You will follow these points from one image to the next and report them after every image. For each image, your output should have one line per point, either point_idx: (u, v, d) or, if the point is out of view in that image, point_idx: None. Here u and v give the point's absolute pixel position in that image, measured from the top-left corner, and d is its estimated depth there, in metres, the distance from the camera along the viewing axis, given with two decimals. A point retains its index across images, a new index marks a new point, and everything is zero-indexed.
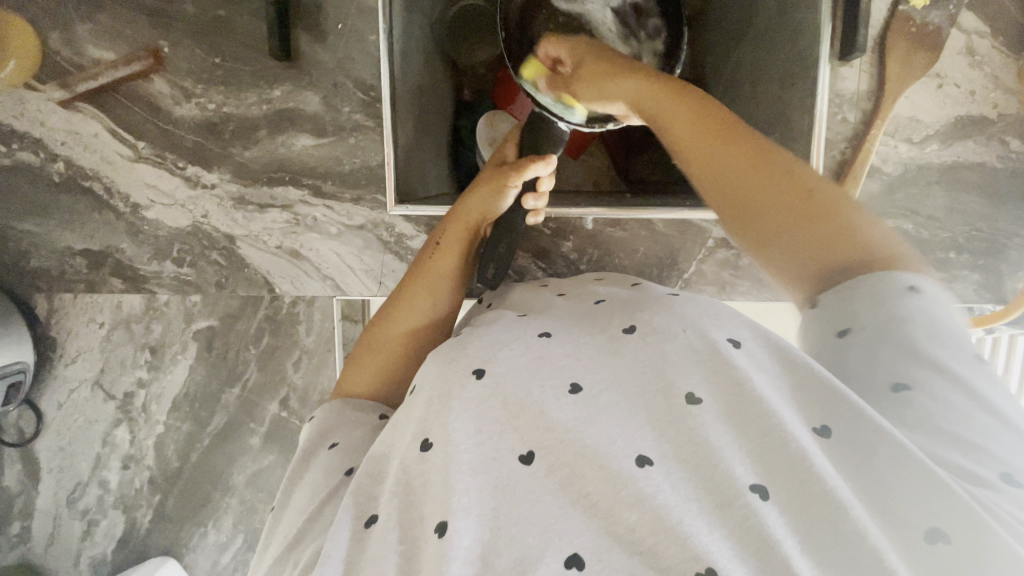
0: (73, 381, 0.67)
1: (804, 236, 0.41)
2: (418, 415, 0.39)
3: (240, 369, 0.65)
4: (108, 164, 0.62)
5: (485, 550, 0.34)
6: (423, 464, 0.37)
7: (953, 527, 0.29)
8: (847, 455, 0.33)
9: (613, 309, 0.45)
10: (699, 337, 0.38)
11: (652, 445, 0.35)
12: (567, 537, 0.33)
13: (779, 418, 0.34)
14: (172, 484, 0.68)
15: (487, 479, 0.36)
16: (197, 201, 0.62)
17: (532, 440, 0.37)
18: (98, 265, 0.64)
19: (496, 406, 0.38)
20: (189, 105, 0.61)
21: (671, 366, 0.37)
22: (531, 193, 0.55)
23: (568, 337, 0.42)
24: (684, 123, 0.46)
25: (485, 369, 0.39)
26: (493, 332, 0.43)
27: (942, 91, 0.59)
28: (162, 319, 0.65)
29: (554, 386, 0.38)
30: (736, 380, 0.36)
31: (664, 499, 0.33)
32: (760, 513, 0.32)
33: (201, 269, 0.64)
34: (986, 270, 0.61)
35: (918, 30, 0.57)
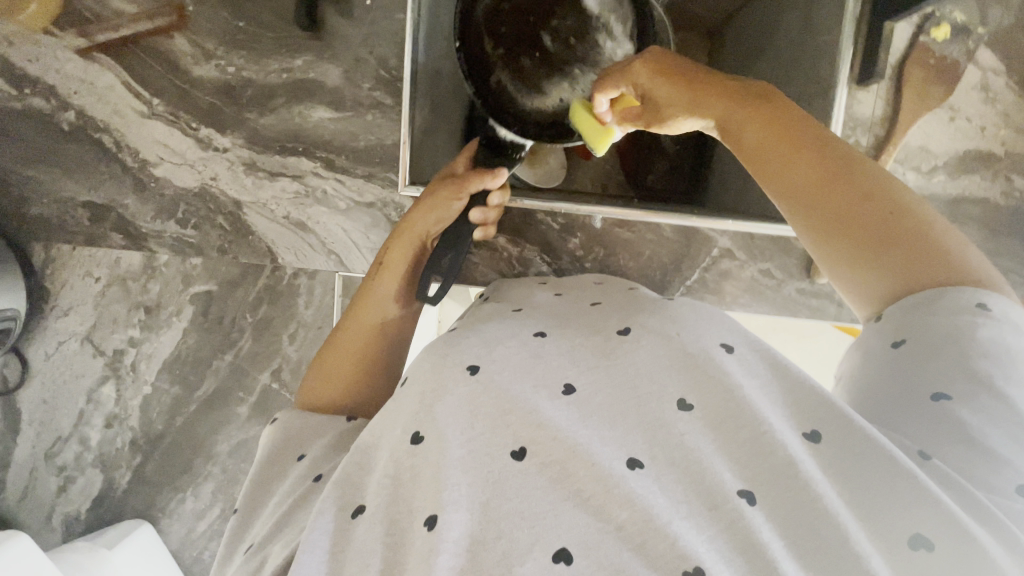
0: (63, 333, 0.66)
1: (882, 251, 0.39)
2: (410, 407, 0.39)
3: (234, 337, 0.65)
4: (121, 117, 0.61)
5: (474, 543, 0.33)
6: (414, 458, 0.37)
7: (937, 535, 0.30)
8: (835, 462, 0.34)
9: (610, 311, 0.46)
10: (691, 343, 0.39)
11: (642, 449, 0.36)
12: (557, 529, 0.33)
13: (766, 423, 0.35)
14: (155, 447, 0.67)
15: (477, 473, 0.35)
16: (207, 162, 0.62)
17: (523, 435, 0.36)
18: (100, 218, 0.63)
19: (488, 403, 0.37)
20: (209, 66, 0.60)
21: (662, 372, 0.38)
22: (479, 206, 0.53)
23: (562, 337, 0.42)
24: (772, 149, 0.42)
25: (479, 365, 0.39)
26: (489, 329, 0.43)
27: (953, 124, 0.60)
28: (159, 280, 0.64)
29: (547, 386, 0.38)
30: (726, 385, 0.37)
31: (653, 501, 0.33)
32: (747, 515, 0.32)
33: (204, 232, 0.63)
34: None
35: (935, 63, 0.58)
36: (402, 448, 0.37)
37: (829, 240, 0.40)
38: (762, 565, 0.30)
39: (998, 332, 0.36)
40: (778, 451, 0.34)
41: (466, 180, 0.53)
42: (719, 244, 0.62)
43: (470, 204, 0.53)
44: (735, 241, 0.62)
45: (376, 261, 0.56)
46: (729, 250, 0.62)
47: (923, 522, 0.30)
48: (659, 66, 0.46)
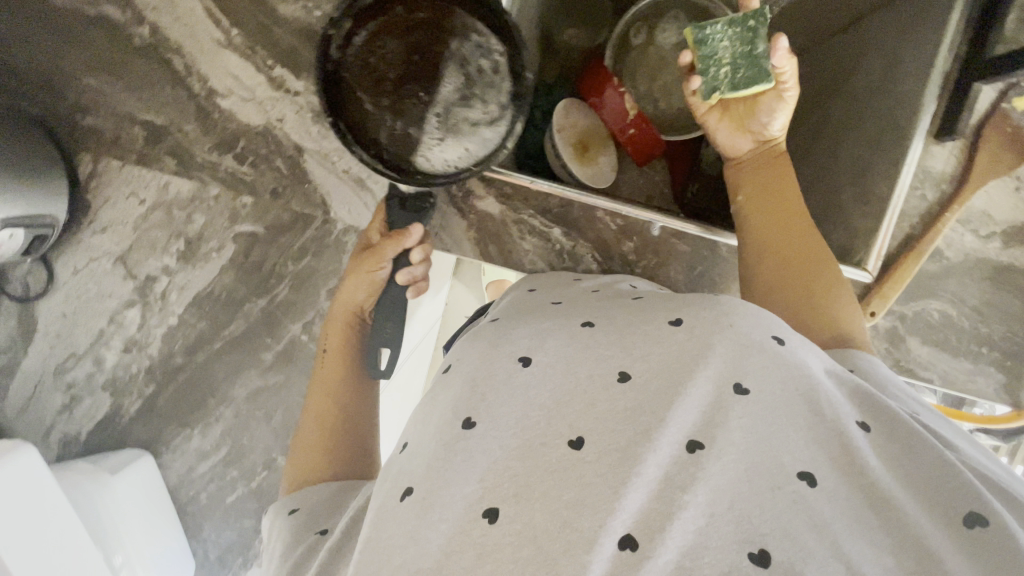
0: (96, 250, 0.64)
1: (803, 289, 0.48)
2: (460, 399, 0.40)
3: (272, 283, 0.64)
4: (196, 41, 0.60)
5: (535, 535, 0.33)
6: (467, 442, 0.37)
7: (986, 512, 0.32)
8: (881, 454, 0.36)
9: (656, 304, 0.44)
10: (744, 333, 0.39)
11: (703, 429, 0.35)
12: (622, 515, 0.33)
13: (822, 414, 0.36)
14: (170, 380, 0.66)
15: (537, 461, 0.35)
16: (277, 103, 0.61)
17: (581, 424, 0.36)
18: (156, 140, 0.62)
19: (543, 393, 0.38)
20: (296, 7, 0.59)
21: (720, 357, 0.37)
22: (403, 269, 0.55)
23: (608, 326, 0.43)
24: (779, 180, 0.54)
25: (531, 359, 0.41)
26: (537, 322, 0.45)
27: (1018, 194, 0.61)
28: (206, 212, 0.63)
29: (602, 374, 0.39)
30: (782, 374, 0.37)
31: (716, 483, 0.33)
32: (807, 496, 0.33)
33: (260, 172, 0.62)
34: (1012, 372, 0.62)
35: (1013, 130, 0.59)
36: (456, 437, 0.38)
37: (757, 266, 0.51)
38: (830, 543, 0.31)
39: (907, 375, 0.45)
40: (832, 437, 0.35)
41: (380, 248, 0.55)
42: None
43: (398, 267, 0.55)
44: None
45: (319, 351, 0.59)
46: None
47: (973, 501, 0.32)
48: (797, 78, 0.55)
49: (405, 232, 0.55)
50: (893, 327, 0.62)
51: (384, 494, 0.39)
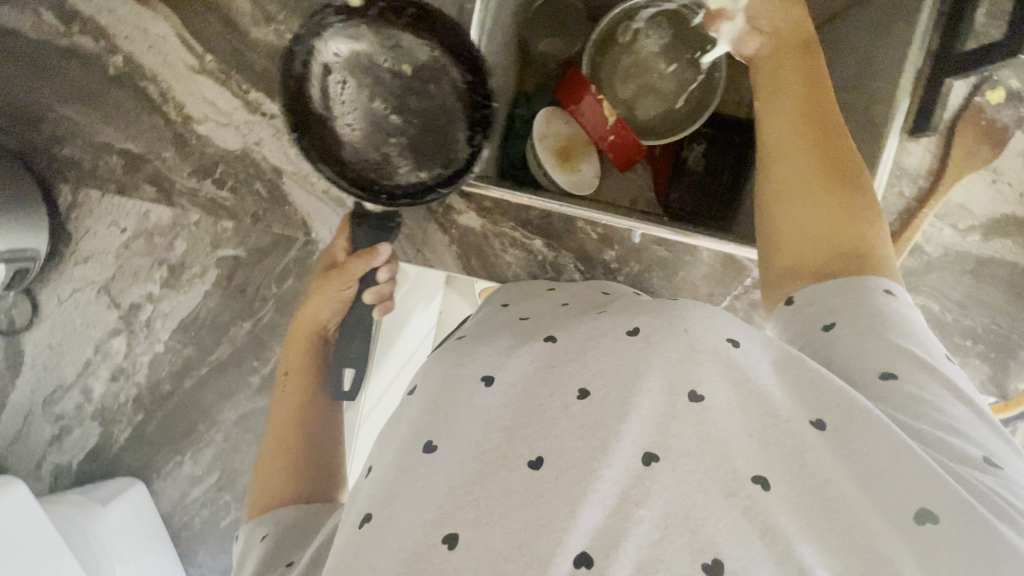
0: (80, 281, 0.64)
1: (839, 221, 0.44)
2: (421, 422, 0.39)
3: (256, 306, 0.64)
4: (169, 69, 0.60)
5: (500, 559, 0.33)
6: (426, 467, 0.36)
7: (939, 510, 0.32)
8: (844, 449, 0.35)
9: (617, 313, 0.42)
10: (698, 338, 0.37)
11: (656, 442, 0.35)
12: (577, 534, 0.33)
13: (778, 416, 0.35)
14: (159, 407, 0.66)
15: (497, 484, 0.35)
16: (253, 126, 0.61)
17: (540, 444, 0.36)
18: (135, 169, 0.62)
19: (503, 416, 0.38)
20: (268, 30, 0.59)
21: (671, 366, 0.37)
22: (370, 288, 0.56)
23: (570, 339, 0.41)
24: (792, 114, 0.48)
25: (494, 377, 0.40)
26: (503, 341, 0.44)
27: (995, 186, 0.61)
28: (187, 238, 0.63)
29: (561, 393, 0.38)
30: (736, 377, 0.36)
31: (669, 496, 0.34)
32: (759, 504, 0.34)
33: (240, 197, 0.62)
34: (997, 363, 0.63)
35: (986, 124, 0.59)
36: (416, 462, 0.37)
37: (778, 204, 0.46)
38: (781, 548, 0.33)
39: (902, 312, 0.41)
40: (785, 437, 0.35)
41: (348, 268, 0.56)
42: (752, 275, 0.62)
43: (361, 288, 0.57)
44: None
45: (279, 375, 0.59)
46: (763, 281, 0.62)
47: (926, 498, 0.32)
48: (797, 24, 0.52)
49: (371, 253, 0.56)
50: None
51: (349, 522, 0.38)
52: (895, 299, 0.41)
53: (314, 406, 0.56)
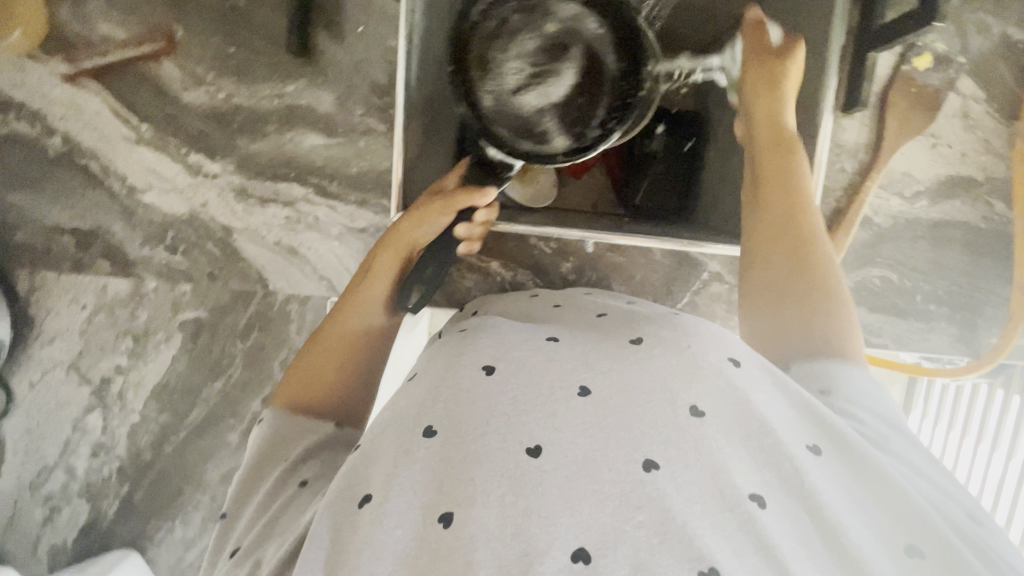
0: (48, 362, 0.64)
1: (792, 294, 0.46)
2: (422, 404, 0.40)
3: (224, 364, 0.64)
4: (108, 143, 0.61)
5: (492, 540, 0.33)
6: (426, 451, 0.37)
7: (925, 543, 0.33)
8: (835, 478, 0.36)
9: (619, 325, 0.46)
10: (702, 356, 0.39)
11: (657, 450, 0.35)
12: (575, 530, 0.33)
13: (779, 433, 0.37)
14: (143, 475, 0.66)
15: (492, 466, 0.36)
16: (197, 189, 0.61)
17: (538, 432, 0.37)
18: (87, 245, 0.62)
19: (504, 401, 0.38)
20: (198, 92, 0.60)
21: (676, 379, 0.38)
22: (465, 223, 0.54)
23: (573, 342, 0.43)
24: (766, 150, 0.52)
25: (496, 367, 0.41)
26: (506, 332, 0.45)
27: (935, 150, 0.61)
28: (147, 307, 0.63)
29: (562, 387, 0.39)
30: (736, 395, 0.38)
31: (669, 502, 0.34)
32: (758, 520, 0.34)
33: (194, 259, 0.62)
34: (964, 322, 0.64)
35: (918, 90, 0.60)
36: (414, 445, 0.38)
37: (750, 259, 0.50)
38: (777, 562, 0.32)
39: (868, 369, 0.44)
40: (782, 454, 0.36)
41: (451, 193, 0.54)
42: (709, 268, 0.64)
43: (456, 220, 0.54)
44: (724, 265, 0.64)
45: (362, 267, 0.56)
46: (719, 274, 0.64)
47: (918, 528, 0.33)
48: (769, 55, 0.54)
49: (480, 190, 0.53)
50: None
51: (341, 484, 0.39)
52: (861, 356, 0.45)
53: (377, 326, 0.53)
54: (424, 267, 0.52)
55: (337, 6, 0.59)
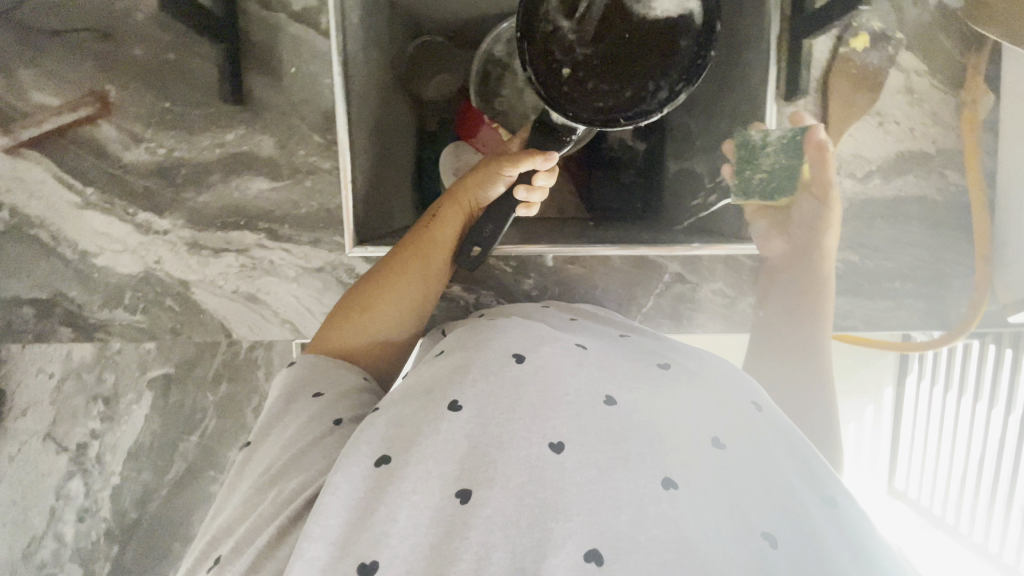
0: (23, 434, 0.64)
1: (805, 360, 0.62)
2: (449, 380, 0.42)
3: (198, 417, 0.64)
4: (55, 211, 0.60)
5: (506, 525, 0.35)
6: (451, 423, 0.38)
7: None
8: (837, 533, 0.38)
9: (643, 346, 0.49)
10: (727, 395, 0.44)
11: (678, 472, 0.38)
12: (592, 531, 0.34)
13: (788, 480, 0.40)
14: (131, 535, 0.66)
15: (516, 453, 0.37)
16: (150, 246, 0.61)
17: (564, 431, 0.38)
18: (48, 314, 0.62)
19: (531, 392, 0.40)
20: (139, 150, 0.59)
21: (701, 412, 0.41)
22: (524, 185, 0.53)
23: (601, 352, 0.46)
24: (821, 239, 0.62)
25: (525, 356, 0.43)
26: (530, 325, 0.47)
27: (884, 128, 0.61)
28: (115, 369, 0.64)
29: (591, 394, 0.41)
30: (753, 435, 0.41)
31: (685, 522, 0.35)
32: (767, 555, 0.36)
33: (154, 316, 0.63)
34: (931, 297, 0.63)
35: (858, 71, 0.60)
36: (439, 417, 0.39)
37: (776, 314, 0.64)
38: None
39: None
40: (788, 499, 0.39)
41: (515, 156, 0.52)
42: (669, 269, 0.64)
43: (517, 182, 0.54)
44: (684, 265, 0.64)
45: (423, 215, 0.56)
46: (680, 273, 0.64)
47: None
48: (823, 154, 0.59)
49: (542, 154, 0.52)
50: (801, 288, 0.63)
51: (369, 434, 0.39)
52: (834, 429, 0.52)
53: (435, 281, 0.55)
54: (482, 226, 0.54)
55: (267, 50, 0.58)
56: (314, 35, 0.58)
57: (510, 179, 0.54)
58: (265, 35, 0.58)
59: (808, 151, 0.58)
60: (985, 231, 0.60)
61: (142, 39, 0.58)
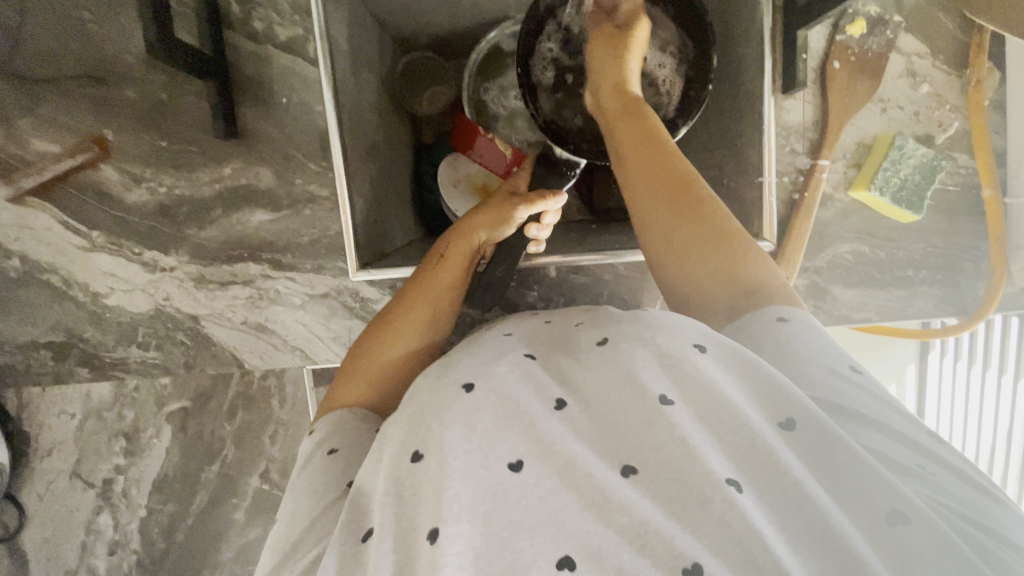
0: (51, 473, 0.66)
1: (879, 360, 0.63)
2: (404, 431, 0.36)
3: (217, 447, 0.65)
4: (64, 256, 0.62)
5: (478, 559, 0.30)
6: (415, 476, 0.34)
7: (910, 509, 0.30)
8: (814, 461, 0.33)
9: (590, 324, 0.43)
10: (666, 343, 0.37)
11: (635, 453, 0.34)
12: (561, 537, 0.31)
13: (746, 418, 0.33)
14: (161, 565, 0.68)
15: (476, 482, 0.32)
16: (158, 284, 0.62)
17: (520, 446, 0.34)
18: (65, 355, 0.64)
19: (483, 416, 0.35)
20: (139, 190, 0.60)
21: (643, 371, 0.35)
22: (535, 224, 0.54)
23: (551, 359, 0.40)
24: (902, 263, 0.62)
25: (474, 383, 0.37)
26: (483, 346, 0.41)
27: (886, 115, 0.59)
28: (134, 405, 0.65)
29: (540, 402, 0.36)
30: (707, 382, 0.35)
31: (646, 506, 0.31)
32: (738, 505, 0.30)
33: (168, 351, 0.64)
34: (946, 284, 0.61)
35: (857, 57, 0.57)
36: (402, 470, 0.35)
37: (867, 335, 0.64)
38: (761, 552, 0.29)
39: (812, 340, 0.40)
40: (757, 441, 0.33)
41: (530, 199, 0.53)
42: None
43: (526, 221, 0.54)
44: None
45: (432, 254, 0.54)
46: None
47: (897, 499, 0.31)
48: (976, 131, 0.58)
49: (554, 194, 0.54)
50: (813, 283, 0.62)
51: (348, 511, 0.36)
52: (788, 325, 0.40)
53: (444, 323, 0.51)
54: (493, 270, 0.56)
55: (258, 82, 0.59)
56: (303, 64, 0.58)
57: (520, 222, 0.54)
58: (256, 67, 0.58)
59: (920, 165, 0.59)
60: (997, 213, 0.58)
61: (135, 80, 0.58)
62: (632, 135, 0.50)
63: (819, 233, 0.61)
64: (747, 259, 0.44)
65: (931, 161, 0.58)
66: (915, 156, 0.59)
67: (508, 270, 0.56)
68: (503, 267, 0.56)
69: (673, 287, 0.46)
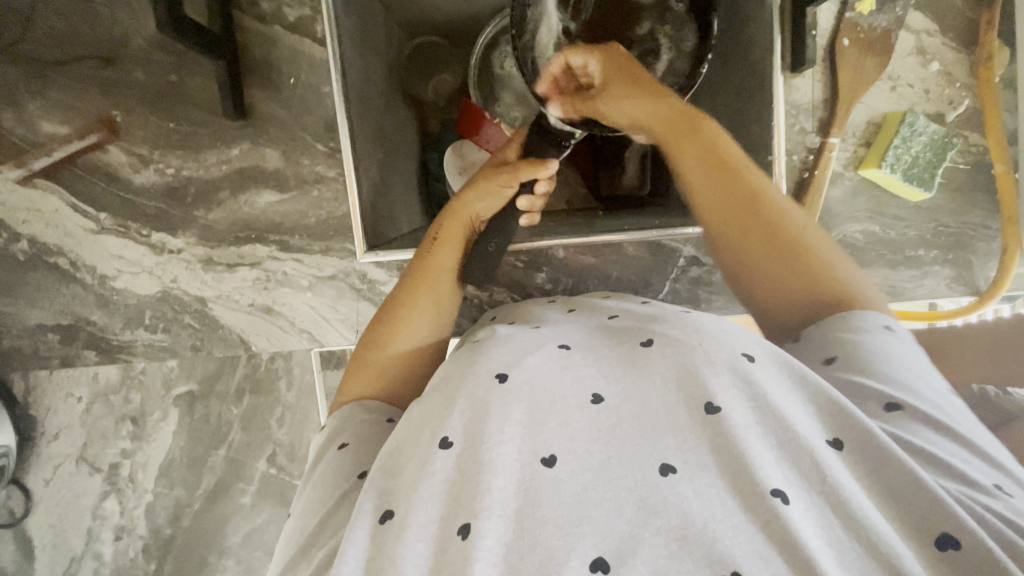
0: (57, 457, 0.66)
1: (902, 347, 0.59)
2: (436, 414, 0.36)
3: (224, 431, 0.65)
4: (72, 238, 0.62)
5: (508, 554, 0.31)
6: (447, 465, 0.33)
7: (963, 532, 0.28)
8: (864, 469, 0.31)
9: (630, 324, 0.41)
10: (716, 348, 0.35)
11: (674, 452, 0.32)
12: (593, 537, 0.30)
13: (795, 429, 0.32)
14: (167, 551, 0.67)
15: (508, 477, 0.32)
16: (165, 266, 0.62)
17: (554, 441, 0.33)
18: (72, 338, 0.64)
19: (518, 409, 0.34)
20: (148, 172, 0.60)
21: (690, 374, 0.34)
22: (527, 194, 0.53)
23: (587, 349, 0.39)
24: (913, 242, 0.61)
25: (508, 374, 0.36)
26: (517, 339, 0.40)
27: (896, 92, 0.59)
28: (141, 388, 0.65)
29: (575, 395, 0.35)
30: (757, 390, 0.33)
31: (688, 507, 0.30)
32: (784, 517, 0.29)
33: (175, 334, 0.64)
34: (957, 263, 0.61)
35: (866, 35, 0.57)
36: (430, 456, 0.34)
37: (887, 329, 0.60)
38: (805, 564, 0.28)
39: (914, 350, 0.40)
40: (807, 453, 0.31)
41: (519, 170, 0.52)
42: (684, 254, 0.63)
43: (518, 193, 0.53)
44: (699, 247, 0.63)
45: (427, 240, 0.54)
46: (695, 257, 0.63)
47: (953, 521, 0.29)
48: (989, 106, 0.58)
49: (542, 161, 0.52)
50: None
51: (371, 487, 0.35)
52: (893, 332, 0.40)
53: (447, 306, 0.51)
54: (486, 244, 0.52)
55: (266, 62, 0.59)
56: (310, 44, 0.58)
57: (511, 194, 0.53)
58: (264, 48, 0.58)
59: (934, 144, 0.58)
60: (1008, 186, 0.58)
61: (143, 62, 0.58)
62: (696, 147, 0.48)
63: (831, 210, 0.60)
64: (831, 278, 0.44)
65: (940, 136, 0.58)
66: (927, 130, 0.58)
67: (502, 245, 0.53)
68: (496, 240, 0.52)
69: (740, 278, 0.47)
